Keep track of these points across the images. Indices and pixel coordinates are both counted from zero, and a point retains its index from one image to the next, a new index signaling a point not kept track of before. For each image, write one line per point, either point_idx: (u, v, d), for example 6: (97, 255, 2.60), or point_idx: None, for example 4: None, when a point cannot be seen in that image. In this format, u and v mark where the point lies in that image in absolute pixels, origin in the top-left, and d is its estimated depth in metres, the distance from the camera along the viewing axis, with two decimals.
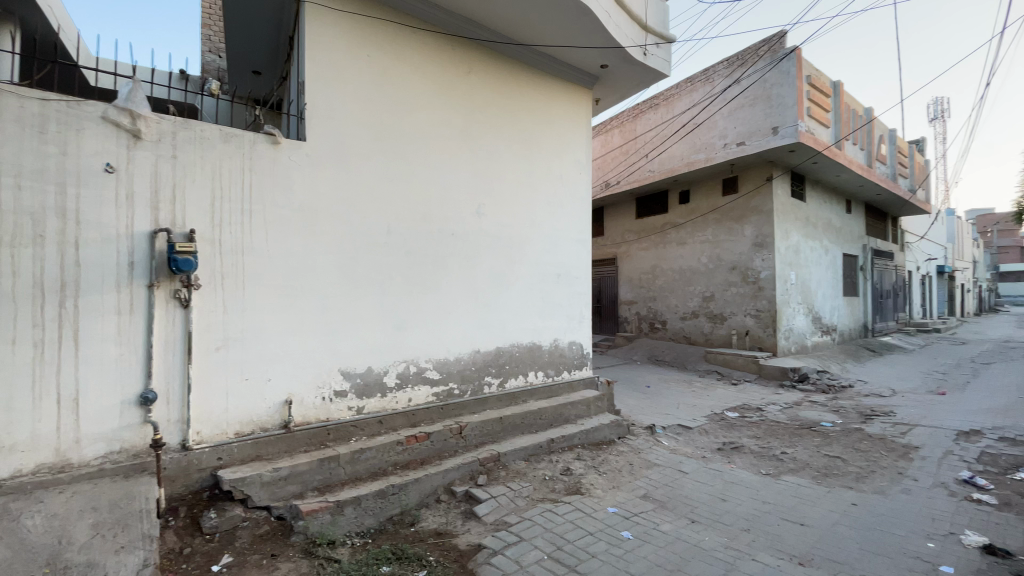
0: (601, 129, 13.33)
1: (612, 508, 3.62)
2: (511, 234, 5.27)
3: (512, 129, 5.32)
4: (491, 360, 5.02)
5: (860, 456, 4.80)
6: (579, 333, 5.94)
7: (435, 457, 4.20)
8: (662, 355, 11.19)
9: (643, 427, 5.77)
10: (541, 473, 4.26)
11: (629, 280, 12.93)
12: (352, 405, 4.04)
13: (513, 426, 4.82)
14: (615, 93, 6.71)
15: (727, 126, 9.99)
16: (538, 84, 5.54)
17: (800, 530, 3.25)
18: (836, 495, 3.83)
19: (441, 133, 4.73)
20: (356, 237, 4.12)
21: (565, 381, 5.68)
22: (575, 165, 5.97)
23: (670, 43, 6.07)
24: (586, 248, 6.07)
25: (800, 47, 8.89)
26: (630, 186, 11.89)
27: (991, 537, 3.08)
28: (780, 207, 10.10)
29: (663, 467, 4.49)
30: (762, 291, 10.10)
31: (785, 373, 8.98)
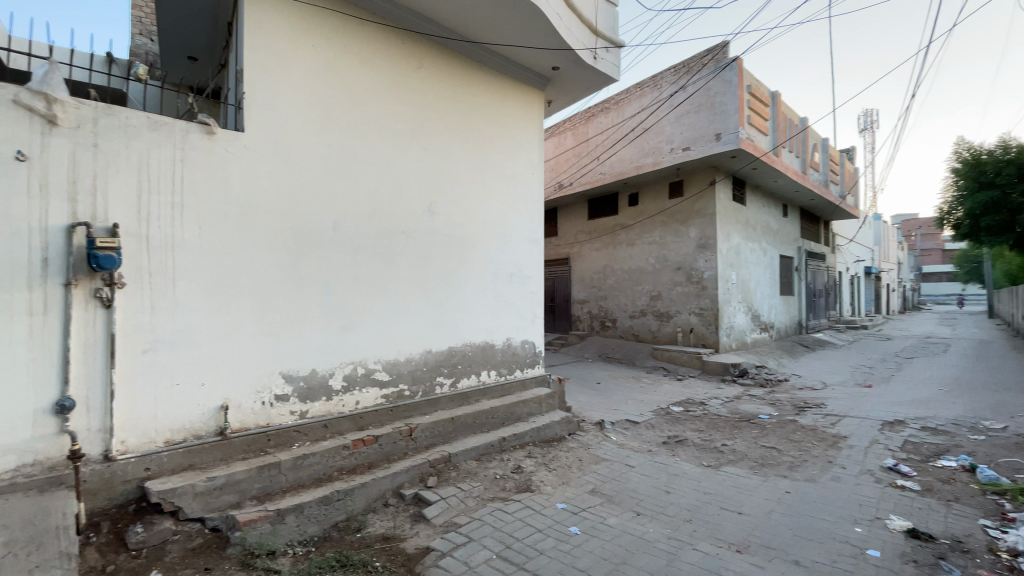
0: (555, 131, 13.49)
1: (561, 504, 3.65)
2: (464, 233, 5.23)
3: (464, 127, 5.28)
4: (442, 360, 4.97)
5: (793, 446, 5.08)
6: (532, 332, 5.98)
7: (384, 460, 4.11)
8: (612, 352, 11.46)
9: (593, 423, 5.88)
10: (492, 472, 4.25)
11: (582, 279, 13.17)
12: (294, 409, 3.89)
13: (465, 426, 4.78)
14: (567, 95, 6.81)
15: (674, 131, 10.35)
16: (490, 83, 5.54)
17: (739, 519, 3.39)
18: (771, 484, 4.04)
19: (391, 129, 4.64)
20: (299, 234, 3.96)
21: (518, 379, 5.69)
22: (528, 165, 6.01)
23: (619, 48, 6.22)
24: (539, 248, 6.11)
25: (740, 58, 9.33)
26: (582, 187, 12.10)
27: (914, 521, 3.31)
28: (722, 210, 10.56)
29: (611, 462, 4.59)
30: (706, 290, 10.52)
31: (726, 368, 9.41)
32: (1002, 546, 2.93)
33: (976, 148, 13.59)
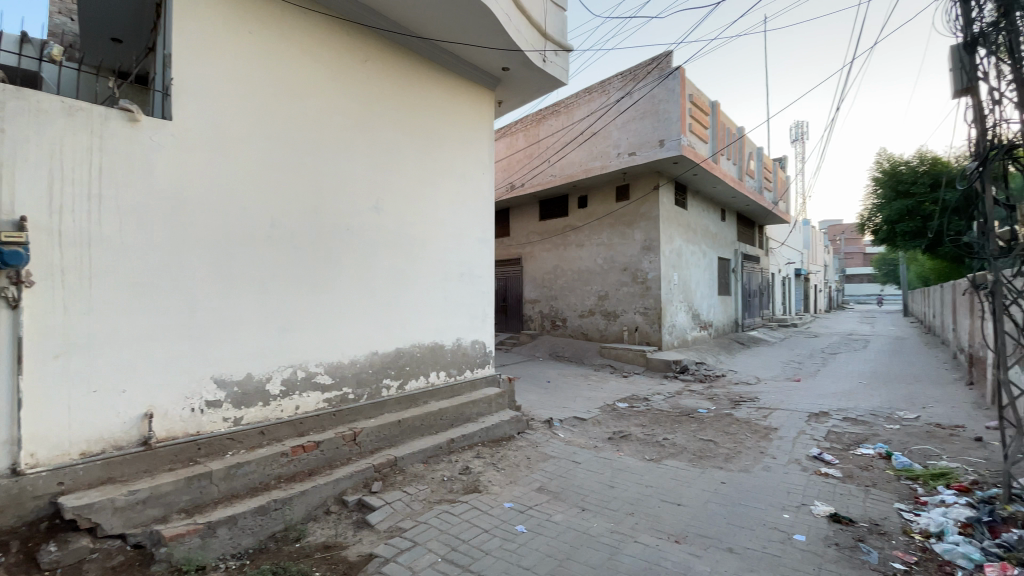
0: (507, 131, 13.52)
1: (508, 503, 3.66)
2: (412, 232, 5.14)
3: (413, 124, 5.19)
4: (389, 362, 4.87)
5: (729, 438, 5.35)
6: (482, 332, 5.96)
7: (325, 467, 3.97)
8: (562, 351, 11.64)
9: (541, 421, 5.94)
10: (439, 474, 4.20)
11: (533, 279, 13.29)
12: (228, 416, 3.68)
13: (412, 429, 4.70)
14: (517, 97, 6.85)
15: (620, 136, 10.64)
16: (439, 81, 5.47)
17: (678, 510, 3.53)
18: (708, 475, 4.23)
19: (335, 124, 4.50)
20: (233, 230, 3.76)
21: (467, 380, 5.65)
22: (478, 165, 5.98)
23: (568, 53, 6.34)
24: (489, 248, 6.10)
25: (682, 68, 9.72)
26: (533, 188, 12.20)
27: (836, 506, 3.56)
28: (665, 214, 10.97)
29: (558, 459, 4.65)
30: (651, 290, 10.89)
31: (669, 365, 9.78)
32: (913, 527, 3.19)
33: (895, 159, 14.84)
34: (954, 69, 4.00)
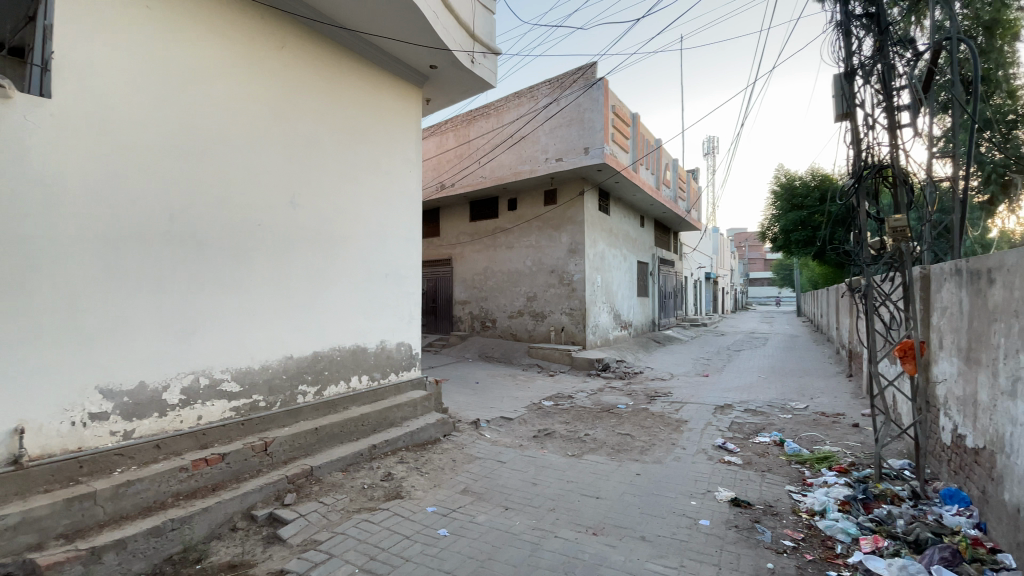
0: (436, 130, 13.31)
1: (431, 507, 3.61)
2: (332, 230, 4.92)
3: (333, 117, 4.97)
4: (306, 366, 4.63)
5: (644, 431, 5.65)
6: (408, 334, 5.83)
7: (232, 480, 3.68)
8: (491, 352, 11.68)
9: (468, 422, 5.92)
10: (359, 482, 4.05)
11: (463, 280, 13.23)
12: (117, 429, 3.31)
13: (331, 436, 4.50)
14: (445, 96, 6.80)
15: (548, 142, 10.89)
16: (362, 74, 5.29)
17: (596, 503, 3.67)
18: (625, 468, 4.44)
19: (247, 112, 4.21)
20: (125, 223, 3.39)
21: (391, 383, 5.50)
22: (405, 163, 5.83)
23: (496, 55, 6.40)
24: (415, 248, 5.97)
25: (606, 79, 10.16)
26: (463, 189, 12.13)
27: (736, 491, 3.87)
28: (590, 218, 11.39)
29: (483, 460, 4.66)
30: (576, 292, 11.25)
31: (593, 364, 10.15)
32: (802, 506, 3.54)
33: (790, 175, 16.48)
34: (836, 96, 4.51)
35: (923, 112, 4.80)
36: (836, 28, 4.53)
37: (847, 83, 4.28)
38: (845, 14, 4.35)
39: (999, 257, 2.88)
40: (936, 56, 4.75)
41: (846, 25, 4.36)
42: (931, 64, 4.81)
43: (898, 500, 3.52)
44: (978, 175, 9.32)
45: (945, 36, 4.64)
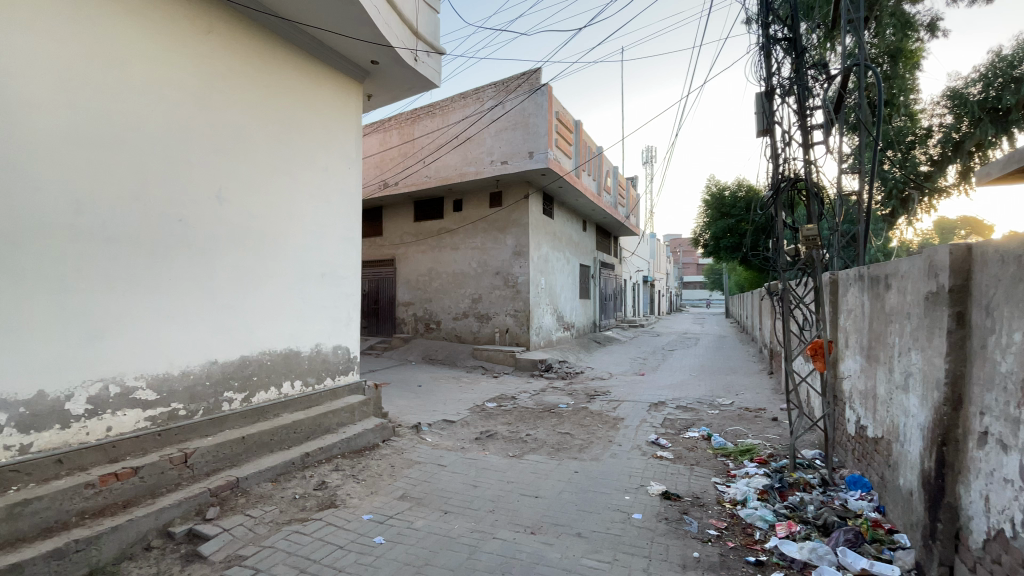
0: (379, 127, 12.83)
1: (368, 515, 3.51)
2: (263, 227, 4.68)
3: (265, 109, 4.73)
4: (233, 372, 4.36)
5: (583, 430, 5.80)
6: (346, 337, 5.64)
7: (147, 496, 3.40)
8: (435, 354, 11.55)
9: (408, 426, 5.80)
10: (290, 492, 3.86)
11: (406, 281, 12.98)
12: (10, 444, 2.96)
13: (259, 446, 4.26)
14: (387, 92, 6.65)
15: (493, 144, 10.92)
16: (297, 65, 5.06)
17: (535, 503, 3.71)
18: (564, 467, 4.53)
19: (168, 99, 3.92)
20: (23, 214, 3.06)
21: (327, 388, 5.30)
22: (344, 159, 5.64)
23: (440, 55, 6.34)
24: (354, 248, 5.79)
25: (550, 85, 10.36)
26: (406, 188, 11.91)
27: (667, 484, 4.06)
28: (534, 221, 11.55)
29: (423, 464, 4.59)
30: (520, 294, 11.36)
31: (535, 364, 10.29)
32: (726, 497, 3.77)
33: (720, 185, 17.54)
34: (757, 113, 4.85)
35: (833, 132, 5.25)
36: (759, 49, 4.87)
37: (767, 101, 4.61)
38: (767, 37, 4.68)
39: (894, 265, 3.20)
40: (845, 81, 5.20)
41: (767, 47, 4.69)
42: (841, 88, 5.27)
43: (810, 488, 3.83)
44: (881, 190, 10.32)
45: (853, 62, 5.09)
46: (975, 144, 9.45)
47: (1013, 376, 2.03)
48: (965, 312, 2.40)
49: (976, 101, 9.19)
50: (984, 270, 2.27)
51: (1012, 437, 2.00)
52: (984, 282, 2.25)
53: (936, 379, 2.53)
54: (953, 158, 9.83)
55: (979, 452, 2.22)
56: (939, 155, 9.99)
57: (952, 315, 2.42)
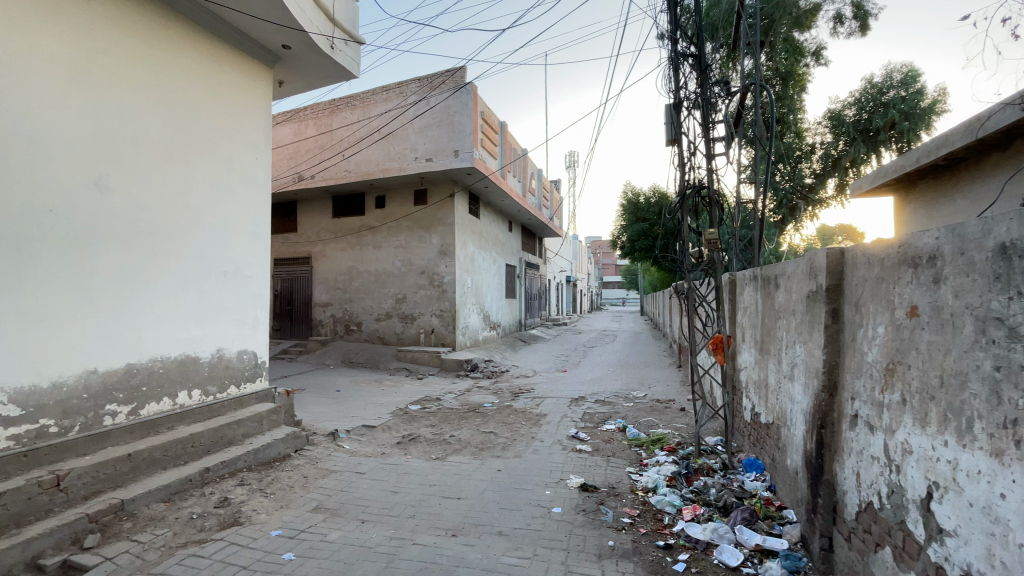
0: (293, 116, 12.04)
1: (276, 530, 3.28)
2: (154, 221, 4.21)
3: (157, 90, 4.26)
4: (117, 382, 3.88)
5: (506, 428, 5.84)
6: (253, 341, 5.23)
7: (8, 527, 2.94)
8: (355, 356, 11.08)
9: (324, 434, 5.49)
10: (186, 512, 3.50)
11: (323, 280, 12.34)
12: None
13: (150, 463, 3.83)
14: (301, 80, 6.27)
15: (416, 140, 10.69)
16: (195, 43, 4.61)
17: (457, 504, 3.67)
18: (487, 466, 4.54)
19: (34, 71, 3.42)
20: None
21: (231, 397, 4.89)
22: (250, 148, 5.21)
23: (358, 44, 6.11)
24: (262, 245, 5.38)
25: (475, 84, 10.35)
26: (323, 182, 11.30)
27: (585, 477, 4.19)
28: (459, 220, 11.47)
29: (340, 472, 4.38)
30: (446, 293, 11.24)
31: (461, 365, 10.22)
32: (639, 485, 3.97)
33: (636, 190, 18.58)
34: (667, 123, 5.15)
35: (733, 143, 5.69)
36: (668, 63, 5.17)
37: (675, 113, 4.91)
38: (675, 52, 4.99)
39: (782, 267, 3.55)
40: (744, 98, 5.65)
41: (676, 61, 5.00)
42: (741, 104, 5.73)
43: (712, 472, 4.14)
44: (774, 199, 11.42)
45: (751, 81, 5.53)
46: (850, 161, 10.74)
47: (876, 364, 2.32)
48: (839, 309, 2.71)
49: (851, 122, 10.49)
50: (854, 272, 2.57)
51: (877, 418, 2.28)
52: (854, 282, 2.56)
53: (816, 369, 2.83)
54: (832, 172, 11.12)
55: (851, 433, 2.51)
56: (820, 169, 11.25)
57: (829, 311, 2.72)
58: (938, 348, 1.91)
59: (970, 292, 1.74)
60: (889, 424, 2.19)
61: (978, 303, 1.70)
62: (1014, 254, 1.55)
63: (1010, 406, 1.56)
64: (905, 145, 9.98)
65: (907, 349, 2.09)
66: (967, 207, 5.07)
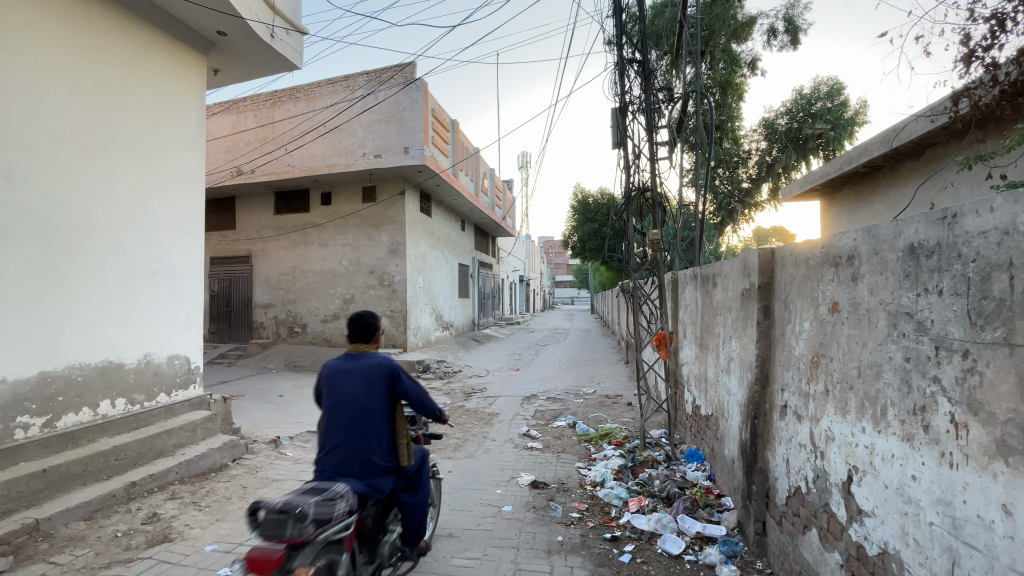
0: (230, 107, 11.40)
1: (212, 545, 3.08)
2: (71, 215, 3.86)
3: (74, 74, 3.92)
4: (28, 392, 3.54)
5: (458, 429, 5.80)
6: (185, 344, 4.91)
7: None
8: (301, 359, 10.65)
9: (265, 441, 5.23)
10: (110, 531, 3.24)
11: (265, 280, 11.77)
12: None
13: (68, 479, 3.51)
14: (238, 69, 5.96)
15: (365, 135, 10.40)
16: (117, 25, 4.27)
17: None
18: (438, 468, 4.49)
19: None
20: None
21: (160, 405, 4.56)
22: (182, 140, 4.88)
23: (301, 34, 5.89)
24: (196, 243, 5.05)
25: (425, 81, 10.22)
26: (265, 177, 10.78)
27: (535, 474, 4.23)
28: (410, 219, 11.27)
29: (283, 481, 4.18)
30: (396, 293, 11.02)
31: (412, 366, 10.05)
32: (587, 480, 4.05)
33: (587, 192, 18.98)
34: (613, 126, 5.29)
35: (676, 148, 5.89)
36: (614, 68, 5.30)
37: (621, 116, 5.05)
38: (621, 58, 5.12)
39: (719, 266, 3.73)
40: (686, 106, 5.88)
41: (622, 67, 5.13)
42: (683, 110, 5.93)
43: (657, 464, 4.28)
44: (714, 202, 11.99)
45: (692, 88, 5.74)
46: (782, 167, 11.46)
47: (803, 357, 2.47)
48: (770, 305, 2.87)
49: (783, 130, 11.18)
50: (783, 270, 2.74)
51: (804, 408, 2.44)
52: (783, 280, 2.73)
53: (750, 362, 2.99)
54: (766, 177, 11.81)
55: (781, 422, 2.67)
56: (756, 174, 11.91)
57: (761, 308, 2.87)
58: (857, 341, 2.05)
59: (884, 290, 1.88)
60: (815, 413, 2.34)
61: (890, 299, 1.85)
62: (921, 254, 1.69)
63: (919, 394, 1.70)
64: (831, 152, 10.67)
65: (829, 343, 2.24)
66: (884, 212, 5.52)
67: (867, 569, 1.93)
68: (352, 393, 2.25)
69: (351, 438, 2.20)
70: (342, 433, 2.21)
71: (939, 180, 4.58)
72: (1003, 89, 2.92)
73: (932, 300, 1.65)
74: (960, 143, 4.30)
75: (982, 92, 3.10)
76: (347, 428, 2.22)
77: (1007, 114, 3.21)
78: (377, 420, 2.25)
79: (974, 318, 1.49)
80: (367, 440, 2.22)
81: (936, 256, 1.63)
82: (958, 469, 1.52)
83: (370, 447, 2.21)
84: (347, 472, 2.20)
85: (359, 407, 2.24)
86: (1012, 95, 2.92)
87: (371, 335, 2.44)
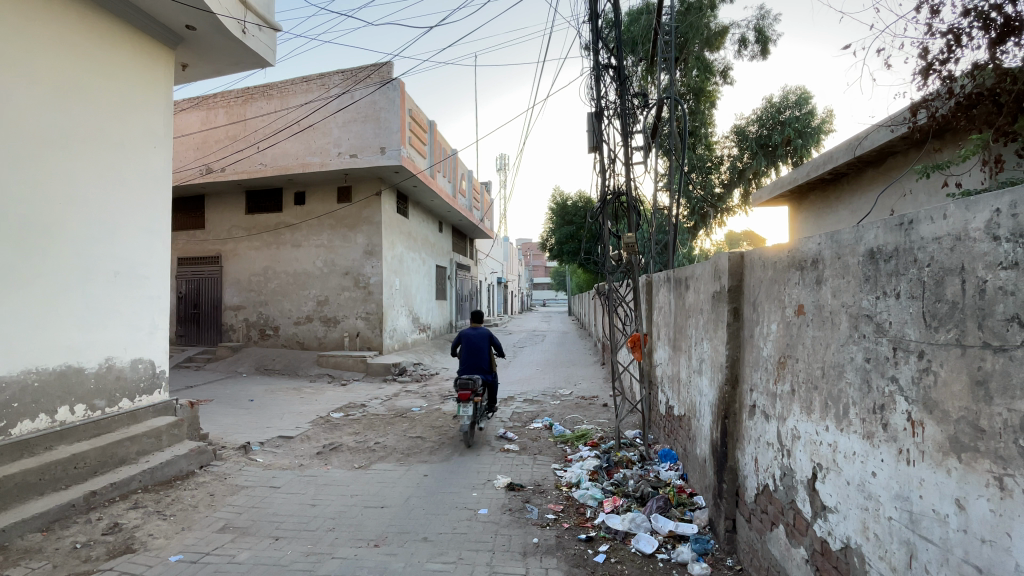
0: (201, 103, 11.09)
1: (177, 555, 2.98)
2: (28, 214, 3.70)
3: (32, 68, 3.76)
4: None
5: (434, 432, 5.75)
6: (150, 348, 4.75)
7: None
8: (272, 362, 10.40)
9: (234, 447, 5.08)
10: (68, 542, 3.10)
11: (236, 282, 11.47)
12: None
13: (23, 489, 3.35)
14: (208, 64, 5.80)
15: (340, 135, 10.24)
16: (79, 17, 4.10)
17: (380, 514, 3.55)
18: (413, 471, 4.44)
19: None
20: None
21: (122, 411, 4.39)
22: (146, 136, 4.71)
23: (274, 31, 5.78)
24: (162, 243, 4.88)
25: (402, 82, 10.15)
26: (235, 176, 10.51)
27: (512, 476, 4.23)
28: (387, 220, 11.15)
29: (252, 488, 4.08)
30: (372, 295, 10.88)
31: (388, 369, 9.94)
32: (563, 481, 4.07)
33: (564, 195, 19.09)
34: (589, 131, 5.34)
35: (651, 152, 5.97)
36: (590, 73, 5.35)
37: (596, 121, 5.10)
38: (597, 64, 5.18)
39: (691, 270, 3.81)
40: (659, 112, 5.96)
41: (597, 72, 5.18)
42: (658, 116, 6.01)
43: (631, 464, 4.34)
44: (688, 207, 12.22)
45: (667, 95, 5.83)
46: (753, 173, 11.75)
47: (771, 358, 2.54)
48: (739, 307, 2.95)
49: (754, 137, 11.48)
50: (751, 273, 2.82)
51: (771, 407, 2.51)
52: (752, 283, 2.80)
53: (720, 363, 3.06)
54: (737, 183, 12.11)
55: (750, 421, 2.74)
56: (728, 180, 12.17)
57: (731, 310, 2.94)
58: (820, 342, 2.12)
59: (845, 293, 1.95)
60: (782, 412, 2.40)
61: (851, 302, 1.92)
62: (880, 258, 1.76)
63: (878, 394, 1.77)
64: (799, 160, 11.10)
65: (796, 344, 2.31)
66: (849, 217, 5.71)
67: (831, 564, 2.00)
68: (474, 341, 5.58)
69: (476, 359, 5.48)
70: (474, 358, 5.49)
71: (900, 188, 4.79)
72: (958, 100, 3.06)
73: (890, 303, 1.71)
74: (918, 152, 4.50)
75: (938, 104, 3.25)
76: (475, 355, 5.53)
77: (961, 126, 3.36)
78: (486, 352, 5.59)
79: (929, 320, 1.55)
80: (481, 360, 5.54)
81: (894, 261, 1.69)
82: (914, 465, 1.59)
83: (485, 362, 5.50)
84: (476, 373, 5.52)
85: (478, 347, 5.56)
86: (965, 107, 3.07)
87: (479, 319, 5.79)
